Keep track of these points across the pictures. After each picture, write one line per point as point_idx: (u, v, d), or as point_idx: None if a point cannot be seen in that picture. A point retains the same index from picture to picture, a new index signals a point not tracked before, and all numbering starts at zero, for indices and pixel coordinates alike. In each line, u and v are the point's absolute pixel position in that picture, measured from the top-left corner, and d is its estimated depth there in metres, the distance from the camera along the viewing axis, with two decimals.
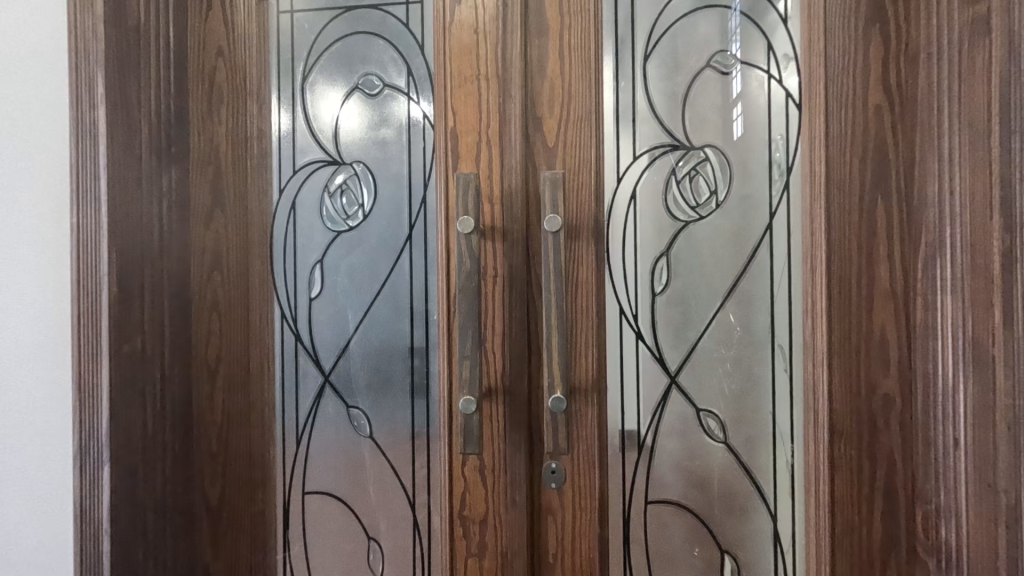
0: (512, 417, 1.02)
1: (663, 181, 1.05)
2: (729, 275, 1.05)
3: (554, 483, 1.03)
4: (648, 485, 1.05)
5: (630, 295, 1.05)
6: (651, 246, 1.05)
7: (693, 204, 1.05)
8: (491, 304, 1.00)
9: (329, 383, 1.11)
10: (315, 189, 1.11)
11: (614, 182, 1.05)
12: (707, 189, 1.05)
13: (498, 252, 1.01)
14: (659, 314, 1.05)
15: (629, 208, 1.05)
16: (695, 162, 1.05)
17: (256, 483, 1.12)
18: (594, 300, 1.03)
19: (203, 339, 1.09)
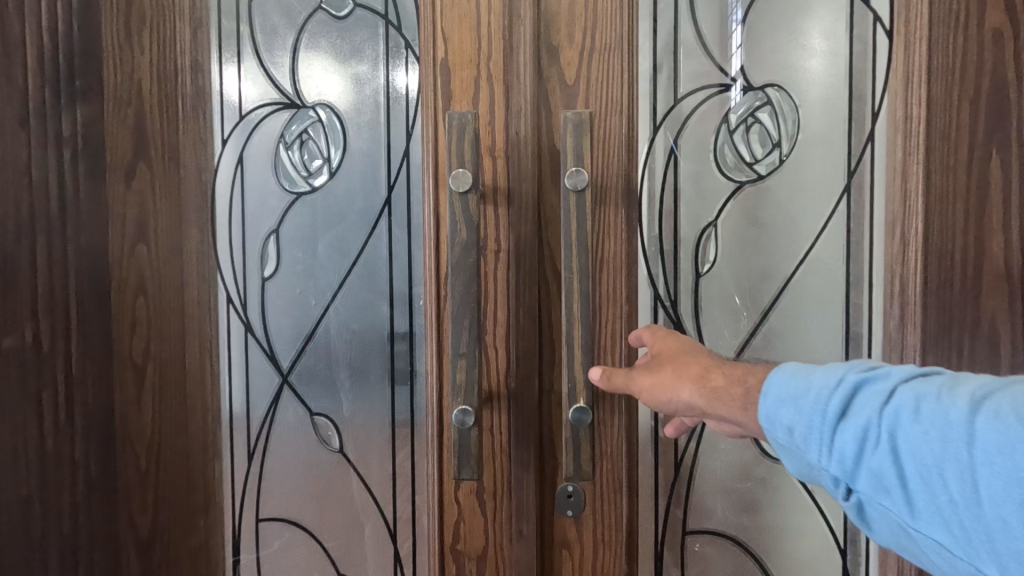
0: (518, 432, 0.80)
1: (713, 132, 0.84)
2: (792, 252, 0.84)
3: (570, 510, 0.82)
4: (688, 512, 0.91)
5: (667, 277, 0.85)
6: (696, 214, 0.85)
7: (749, 162, 0.84)
8: (490, 286, 0.78)
9: (288, 384, 0.89)
10: (268, 139, 0.88)
11: (649, 130, 0.83)
12: (766, 142, 0.84)
13: (502, 218, 0.78)
14: (704, 299, 0.85)
15: (668, 166, 0.84)
16: (752, 107, 0.83)
17: (198, 507, 0.90)
18: (623, 280, 0.81)
19: (128, 328, 0.86)
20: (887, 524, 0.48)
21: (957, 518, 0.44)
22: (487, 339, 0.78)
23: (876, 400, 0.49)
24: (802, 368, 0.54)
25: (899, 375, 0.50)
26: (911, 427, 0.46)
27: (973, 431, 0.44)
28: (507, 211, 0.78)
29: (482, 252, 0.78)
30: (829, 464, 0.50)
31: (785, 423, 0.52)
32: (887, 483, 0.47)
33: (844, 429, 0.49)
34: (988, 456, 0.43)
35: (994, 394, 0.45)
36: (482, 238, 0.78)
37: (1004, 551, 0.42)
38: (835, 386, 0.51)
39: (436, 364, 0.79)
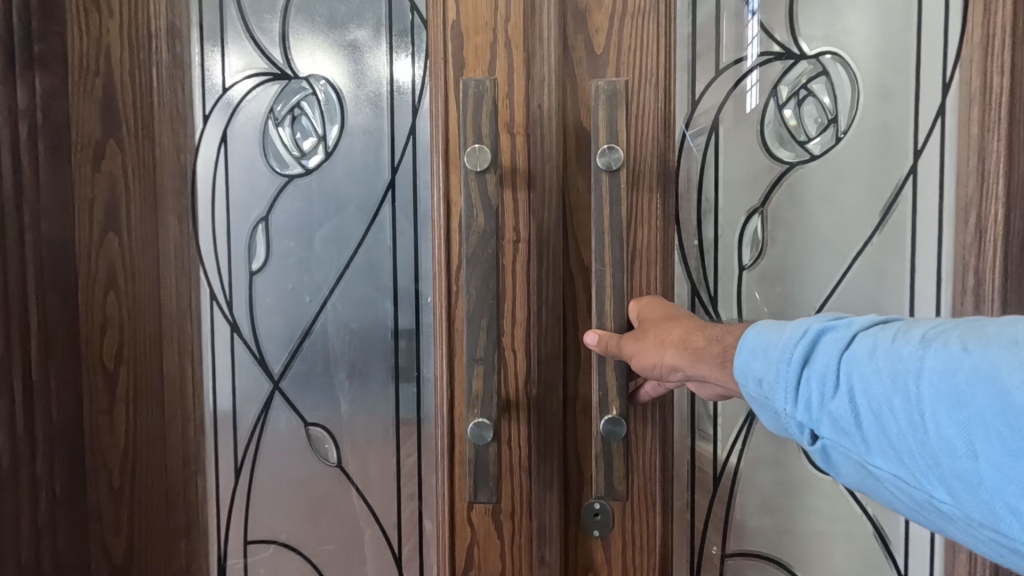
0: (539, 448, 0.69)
1: (760, 107, 0.78)
2: (845, 242, 0.78)
3: (597, 531, 0.72)
4: (726, 535, 0.85)
5: (707, 267, 0.79)
6: (740, 201, 0.79)
7: (801, 139, 0.78)
8: (511, 282, 0.68)
9: (279, 391, 0.79)
10: (255, 114, 0.77)
11: (688, 106, 0.77)
12: (821, 117, 0.78)
13: (524, 205, 0.67)
14: (747, 294, 0.79)
15: (710, 143, 0.78)
16: (805, 78, 0.77)
17: (178, 531, 0.80)
18: (658, 273, 0.71)
19: (97, 329, 0.78)
20: (850, 468, 0.45)
21: (907, 449, 0.41)
22: (507, 344, 0.68)
23: (835, 346, 0.46)
24: (771, 323, 0.51)
25: (860, 322, 0.47)
26: (864, 366, 0.44)
27: (923, 363, 0.41)
28: (528, 196, 0.67)
29: (502, 242, 0.67)
30: (795, 412, 0.47)
31: (754, 375, 0.50)
32: (847, 426, 0.44)
33: (807, 377, 0.46)
34: (935, 386, 0.40)
35: (944, 330, 0.42)
36: (501, 228, 0.67)
37: (955, 478, 0.39)
38: (798, 336, 0.48)
39: (448, 371, 0.68)
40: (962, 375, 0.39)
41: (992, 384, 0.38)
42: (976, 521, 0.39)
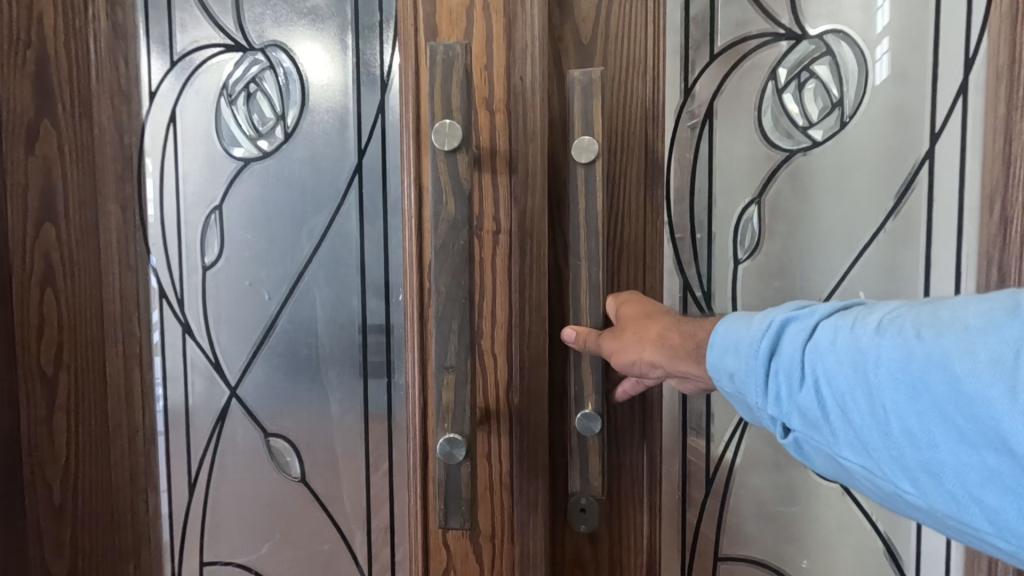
0: (520, 467, 0.61)
1: (758, 90, 0.72)
2: (852, 232, 0.72)
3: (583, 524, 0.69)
4: (719, 535, 0.80)
5: (699, 258, 0.74)
6: (735, 190, 0.73)
7: (803, 124, 0.72)
8: (490, 280, 0.60)
9: (236, 398, 0.72)
10: (206, 91, 0.69)
11: (679, 94, 0.73)
12: (825, 100, 0.71)
13: (505, 191, 0.59)
14: (744, 290, 0.74)
15: (702, 130, 0.73)
16: (807, 59, 0.71)
17: (126, 551, 0.73)
18: (642, 268, 0.71)
19: (33, 329, 0.70)
20: (823, 460, 0.43)
21: (871, 440, 0.39)
22: (487, 347, 0.61)
23: (800, 336, 0.43)
24: (740, 314, 0.48)
25: (822, 309, 0.43)
26: (825, 356, 0.41)
27: (881, 350, 0.39)
28: (508, 183, 0.59)
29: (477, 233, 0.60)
30: (764, 406, 0.44)
31: (725, 370, 0.47)
32: (813, 419, 0.42)
33: (774, 371, 0.44)
34: (892, 373, 0.38)
35: (902, 313, 0.40)
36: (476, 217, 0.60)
37: (919, 470, 0.37)
38: (763, 329, 0.45)
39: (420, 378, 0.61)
40: (917, 364, 0.37)
41: (944, 372, 0.36)
42: (941, 512, 0.37)
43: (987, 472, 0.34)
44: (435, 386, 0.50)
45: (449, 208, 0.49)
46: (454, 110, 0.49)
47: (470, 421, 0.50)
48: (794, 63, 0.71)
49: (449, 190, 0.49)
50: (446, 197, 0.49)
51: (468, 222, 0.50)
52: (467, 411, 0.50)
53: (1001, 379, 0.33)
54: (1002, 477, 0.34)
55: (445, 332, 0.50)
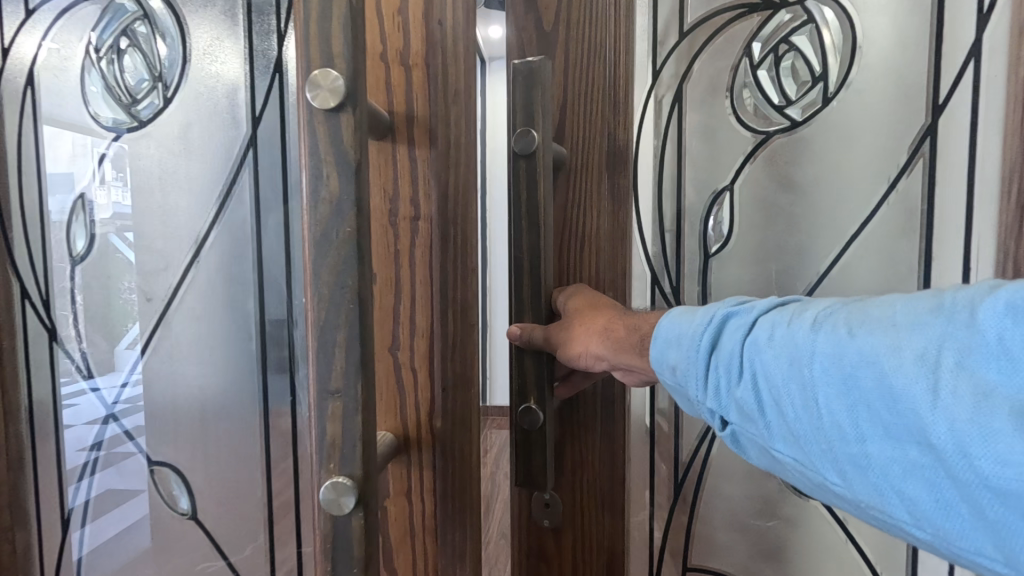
0: (448, 505, 0.49)
1: (733, 65, 0.76)
2: (830, 227, 0.73)
3: (547, 520, 0.78)
4: (689, 542, 0.83)
5: (667, 256, 0.80)
6: (707, 178, 0.78)
7: (781, 102, 0.74)
8: (405, 280, 0.47)
9: (113, 418, 0.81)
10: (84, 55, 0.76)
11: (648, 78, 0.80)
12: (803, 75, 0.73)
13: (422, 164, 0.46)
14: (716, 278, 0.79)
15: (673, 114, 0.79)
16: (784, 31, 0.73)
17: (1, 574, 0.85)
18: (599, 262, 0.74)
19: None
20: (757, 449, 0.49)
21: (802, 434, 0.44)
22: (403, 362, 0.48)
23: (738, 332, 0.49)
24: (685, 310, 0.56)
25: (760, 305, 0.50)
26: (762, 351, 0.46)
27: (814, 346, 0.43)
28: (428, 155, 0.46)
29: (390, 223, 0.46)
30: (706, 398, 0.51)
31: (669, 362, 0.54)
32: (750, 412, 0.47)
33: (715, 363, 0.50)
34: (825, 367, 0.42)
35: (835, 311, 0.45)
36: (393, 193, 0.46)
37: (846, 462, 0.41)
38: (706, 323, 0.53)
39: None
40: (850, 359, 0.41)
41: (873, 367, 0.40)
42: (866, 502, 0.41)
43: (912, 466, 0.38)
44: (318, 415, 0.38)
45: (332, 187, 0.36)
46: (336, 56, 0.36)
47: (361, 460, 0.38)
48: (768, 37, 0.74)
49: (332, 163, 0.36)
50: (325, 169, 0.36)
51: (362, 204, 0.37)
52: (359, 446, 0.38)
53: (924, 376, 0.37)
54: (925, 470, 0.37)
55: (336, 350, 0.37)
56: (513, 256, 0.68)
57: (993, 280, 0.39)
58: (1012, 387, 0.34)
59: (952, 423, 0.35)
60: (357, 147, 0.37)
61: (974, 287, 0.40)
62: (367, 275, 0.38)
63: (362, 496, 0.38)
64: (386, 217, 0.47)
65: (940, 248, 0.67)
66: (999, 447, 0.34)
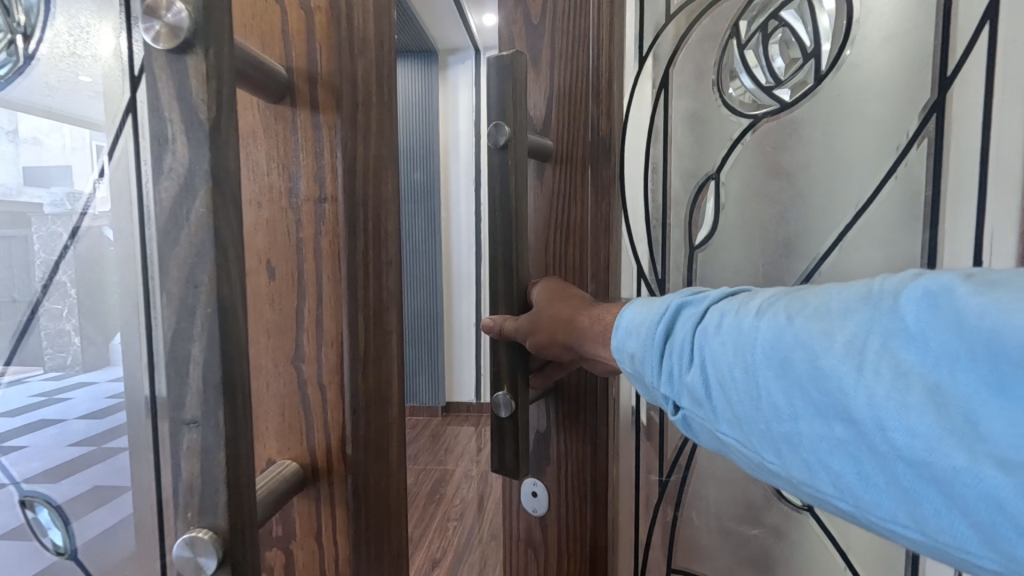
0: (360, 544, 0.46)
1: (720, 48, 0.75)
2: (820, 217, 0.68)
3: (536, 508, 0.84)
4: (673, 547, 0.84)
5: (655, 246, 0.82)
6: (695, 165, 0.78)
7: (768, 83, 0.70)
8: (310, 275, 0.44)
9: None
10: None
11: (637, 61, 0.82)
12: (791, 54, 0.69)
13: (329, 140, 0.43)
14: (704, 270, 0.78)
15: (658, 98, 0.80)
16: (772, 8, 0.70)
17: None
18: (584, 248, 0.78)
19: None
20: (705, 432, 0.52)
21: (744, 415, 0.46)
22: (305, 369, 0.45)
23: (691, 321, 0.54)
24: (647, 302, 0.61)
25: (712, 297, 0.54)
26: (710, 338, 0.50)
27: (756, 333, 0.46)
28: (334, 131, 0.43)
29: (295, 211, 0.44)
30: (661, 383, 0.55)
31: (630, 349, 0.60)
32: (698, 396, 0.51)
33: (668, 351, 0.55)
34: (765, 352, 0.45)
35: (776, 301, 0.47)
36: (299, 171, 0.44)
37: (781, 441, 0.44)
38: (662, 314, 0.57)
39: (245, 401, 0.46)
40: (787, 342, 0.43)
41: (806, 351, 0.42)
42: (795, 477, 0.44)
43: (839, 442, 0.40)
44: (171, 451, 0.31)
45: (179, 157, 0.29)
46: None
47: (226, 512, 0.30)
48: (754, 16, 0.71)
49: (177, 123, 0.29)
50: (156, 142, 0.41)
51: (218, 176, 0.29)
52: (222, 493, 0.30)
53: (851, 358, 0.39)
54: (847, 444, 0.39)
55: (197, 357, 0.30)
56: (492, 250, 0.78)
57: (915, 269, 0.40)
58: (929, 365, 0.36)
59: (871, 399, 0.38)
60: (213, 104, 0.29)
61: (899, 275, 0.41)
62: (230, 268, 0.30)
63: (228, 553, 0.30)
64: (286, 198, 0.44)
65: (945, 243, 0.58)
66: (911, 419, 0.36)
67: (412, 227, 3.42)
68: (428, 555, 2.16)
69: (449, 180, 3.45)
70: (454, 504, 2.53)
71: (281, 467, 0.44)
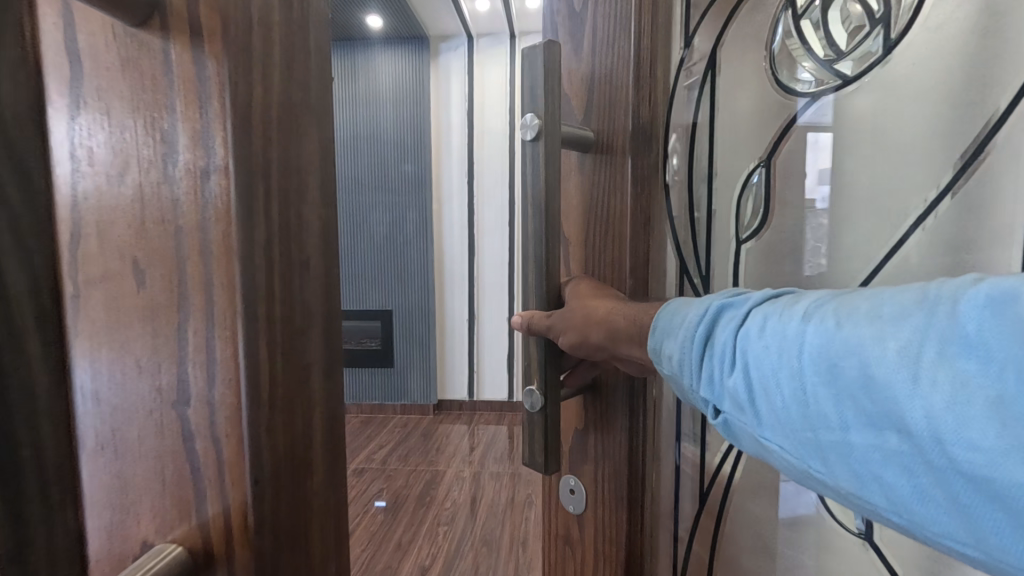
0: None
1: (773, 23, 0.67)
2: (880, 207, 0.57)
3: (573, 506, 0.82)
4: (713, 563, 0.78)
5: (699, 243, 0.77)
6: (742, 151, 0.71)
7: (826, 57, 0.61)
8: (195, 273, 0.38)
9: None
10: None
11: (684, 44, 0.78)
12: (854, 22, 0.59)
13: (215, 84, 0.36)
14: (746, 265, 0.71)
15: (704, 83, 0.75)
16: None
17: None
18: (624, 243, 0.75)
19: None
20: (748, 439, 0.50)
21: (791, 422, 0.45)
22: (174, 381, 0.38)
23: (735, 322, 0.52)
24: (688, 304, 0.59)
25: (756, 298, 0.52)
26: (752, 342, 0.48)
27: (803, 337, 0.44)
28: (220, 69, 0.36)
29: (163, 182, 0.37)
30: (702, 386, 0.54)
31: (669, 351, 0.58)
32: (740, 400, 0.49)
33: (710, 353, 0.53)
34: (813, 359, 0.43)
35: (824, 306, 0.45)
36: (155, 139, 0.37)
37: (830, 450, 0.42)
38: (703, 316, 0.55)
39: (115, 436, 0.39)
40: (835, 349, 0.42)
41: (855, 358, 0.40)
42: (845, 489, 0.42)
43: (891, 454, 0.38)
44: None
45: None
46: None
47: None
48: None
49: None
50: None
51: None
52: None
53: (905, 366, 0.37)
54: (902, 457, 0.37)
55: None
56: (525, 248, 0.77)
57: (978, 273, 0.38)
58: (991, 376, 0.33)
59: (928, 411, 0.36)
60: None
61: (960, 279, 0.38)
62: None
63: None
64: (161, 168, 0.37)
65: None
66: (971, 433, 0.34)
67: (403, 223, 3.36)
68: (419, 561, 2.11)
69: (442, 173, 3.40)
70: (445, 508, 2.47)
71: (158, 560, 0.37)
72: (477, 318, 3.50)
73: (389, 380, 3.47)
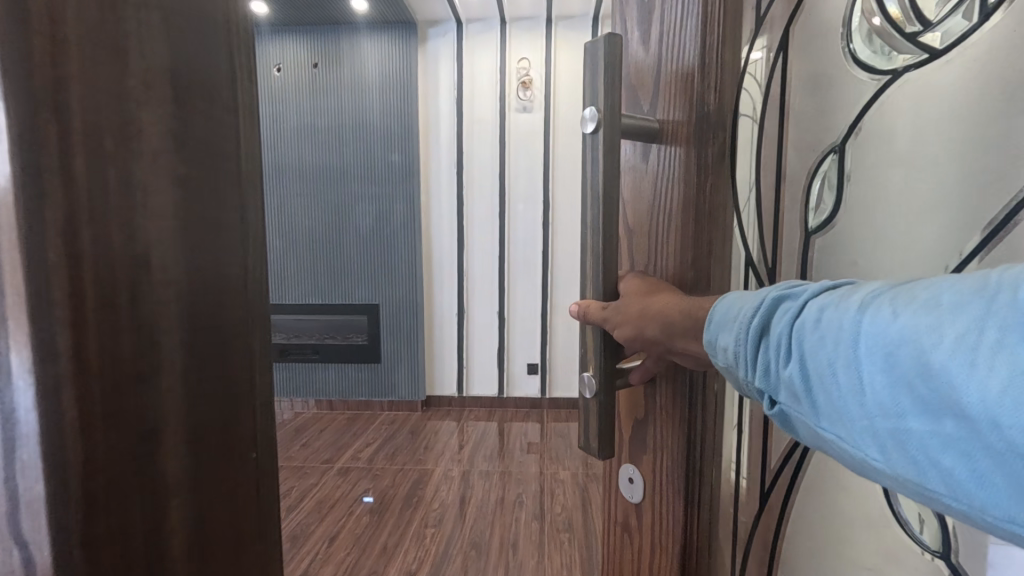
0: None
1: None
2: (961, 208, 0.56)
3: (632, 496, 0.83)
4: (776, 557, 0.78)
5: (767, 232, 0.77)
6: (811, 136, 0.72)
7: (912, 30, 0.59)
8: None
9: None
10: None
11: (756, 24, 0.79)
12: None
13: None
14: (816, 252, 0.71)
15: (776, 63, 0.75)
16: None
17: None
18: (682, 235, 0.73)
19: None
20: (805, 429, 0.47)
21: (847, 411, 0.41)
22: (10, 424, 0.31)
23: (787, 312, 0.48)
24: (740, 293, 0.54)
25: (813, 288, 0.48)
26: (806, 333, 0.45)
27: (858, 326, 0.41)
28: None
29: None
30: (755, 376, 0.50)
31: (721, 344, 0.54)
32: (796, 390, 0.46)
33: (764, 345, 0.49)
34: (872, 346, 0.39)
35: (882, 295, 0.41)
36: None
37: (886, 436, 0.38)
38: (757, 306, 0.51)
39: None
40: (892, 336, 0.38)
41: (913, 345, 0.37)
42: (903, 479, 0.38)
43: (948, 438, 0.34)
44: None
45: None
46: None
47: None
48: None
49: None
50: None
51: None
52: None
53: (961, 353, 0.34)
54: (959, 442, 0.34)
55: None
56: (586, 241, 0.76)
57: None
58: None
59: (983, 396, 0.32)
60: None
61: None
62: None
63: None
64: None
65: None
66: None
67: (387, 216, 3.29)
68: (405, 564, 2.07)
69: (429, 164, 3.35)
70: (432, 509, 2.43)
71: None
72: (465, 313, 3.47)
73: (374, 376, 3.41)
